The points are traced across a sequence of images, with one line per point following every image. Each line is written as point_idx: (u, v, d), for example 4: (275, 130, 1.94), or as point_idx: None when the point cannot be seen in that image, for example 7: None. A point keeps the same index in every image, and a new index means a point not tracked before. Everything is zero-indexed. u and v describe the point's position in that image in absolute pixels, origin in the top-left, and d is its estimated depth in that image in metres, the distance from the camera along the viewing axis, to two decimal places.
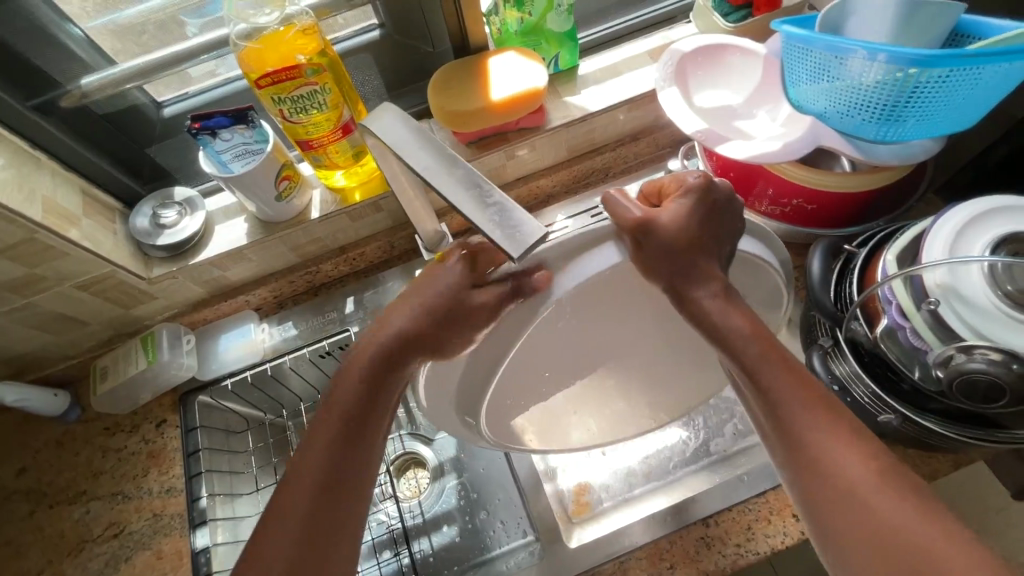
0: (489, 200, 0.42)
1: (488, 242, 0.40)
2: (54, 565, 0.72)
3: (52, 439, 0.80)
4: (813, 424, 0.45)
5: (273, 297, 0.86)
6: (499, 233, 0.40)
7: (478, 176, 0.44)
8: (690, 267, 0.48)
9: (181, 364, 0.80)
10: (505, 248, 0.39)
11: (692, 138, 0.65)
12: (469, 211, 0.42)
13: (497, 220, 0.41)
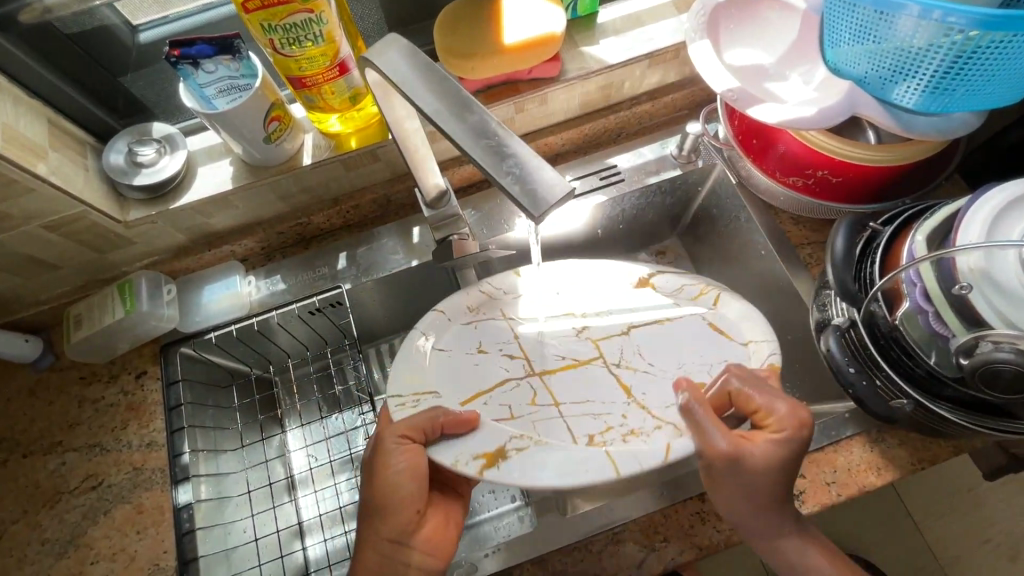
0: (506, 150, 0.39)
1: (504, 195, 0.37)
2: (30, 516, 0.70)
3: (25, 386, 0.77)
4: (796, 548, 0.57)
5: (260, 248, 0.81)
6: (514, 184, 0.37)
7: (491, 122, 0.40)
8: (762, 488, 0.54)
9: (162, 315, 0.75)
10: (525, 205, 0.36)
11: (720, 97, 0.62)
12: (483, 160, 0.38)
13: (514, 173, 0.37)
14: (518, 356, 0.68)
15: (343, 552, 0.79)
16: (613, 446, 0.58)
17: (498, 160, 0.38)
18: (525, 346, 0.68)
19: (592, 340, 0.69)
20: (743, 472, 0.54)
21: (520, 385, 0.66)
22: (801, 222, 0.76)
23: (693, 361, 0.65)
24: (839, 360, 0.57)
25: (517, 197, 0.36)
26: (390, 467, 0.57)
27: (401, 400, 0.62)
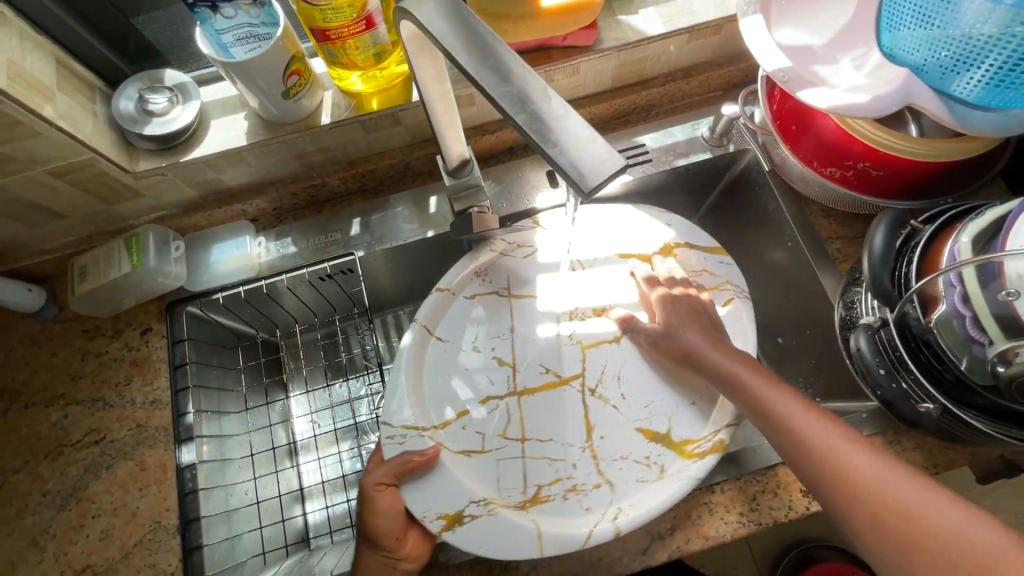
0: (557, 121, 0.36)
1: (552, 168, 0.34)
2: (31, 467, 0.69)
3: (27, 336, 0.75)
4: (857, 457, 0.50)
5: (271, 209, 0.79)
6: (566, 156, 0.34)
7: (541, 88, 0.37)
8: (754, 377, 0.59)
9: (169, 272, 0.73)
10: (576, 178, 0.33)
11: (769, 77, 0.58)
12: (532, 129, 0.35)
13: (564, 145, 0.35)
14: (503, 371, 0.72)
15: (343, 519, 0.80)
16: (553, 504, 0.63)
17: (549, 130, 0.35)
18: (516, 350, 0.73)
19: (580, 343, 0.73)
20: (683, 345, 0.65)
21: (497, 406, 0.70)
22: (833, 215, 0.73)
23: (658, 408, 0.69)
24: (868, 361, 0.56)
25: (567, 170, 0.33)
26: (375, 518, 0.59)
27: (393, 430, 0.64)
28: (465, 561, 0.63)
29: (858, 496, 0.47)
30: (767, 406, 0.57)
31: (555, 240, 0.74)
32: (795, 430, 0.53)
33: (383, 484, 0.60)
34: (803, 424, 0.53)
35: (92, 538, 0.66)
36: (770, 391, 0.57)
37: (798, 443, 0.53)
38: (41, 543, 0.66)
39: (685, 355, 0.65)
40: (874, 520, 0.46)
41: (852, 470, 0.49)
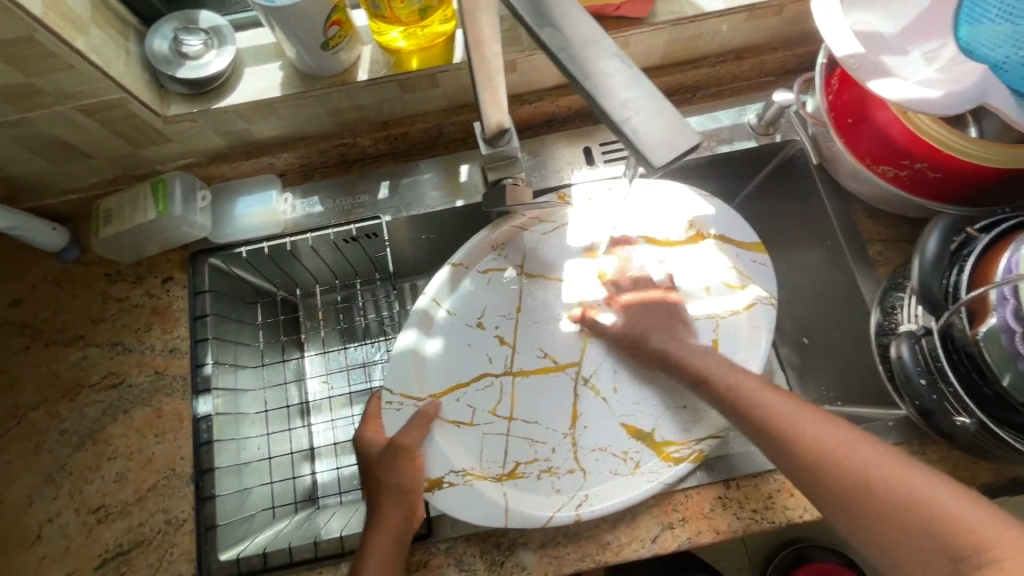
0: (627, 88, 0.31)
1: (616, 137, 0.30)
2: (49, 405, 0.70)
3: (49, 275, 0.75)
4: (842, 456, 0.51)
5: (299, 165, 0.77)
6: (634, 124, 0.30)
7: (612, 52, 0.33)
8: (738, 380, 0.60)
9: (193, 222, 0.72)
10: (643, 150, 0.30)
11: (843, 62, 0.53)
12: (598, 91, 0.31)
13: (634, 114, 0.31)
14: (505, 352, 0.70)
15: (353, 482, 0.80)
16: (528, 482, 0.63)
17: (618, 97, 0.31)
18: (519, 330, 0.71)
19: (582, 333, 0.71)
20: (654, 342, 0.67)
21: (492, 384, 0.68)
22: (877, 217, 0.71)
23: (649, 406, 0.68)
24: (909, 369, 0.55)
25: (633, 138, 0.29)
26: (383, 480, 0.61)
27: (391, 396, 0.65)
28: (474, 532, 0.63)
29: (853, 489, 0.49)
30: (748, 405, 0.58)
31: (588, 219, 0.72)
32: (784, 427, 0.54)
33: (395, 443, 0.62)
34: (793, 424, 0.54)
35: (107, 479, 0.67)
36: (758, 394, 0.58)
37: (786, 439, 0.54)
38: (57, 479, 0.67)
39: (656, 351, 0.67)
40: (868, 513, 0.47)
41: (843, 459, 0.50)
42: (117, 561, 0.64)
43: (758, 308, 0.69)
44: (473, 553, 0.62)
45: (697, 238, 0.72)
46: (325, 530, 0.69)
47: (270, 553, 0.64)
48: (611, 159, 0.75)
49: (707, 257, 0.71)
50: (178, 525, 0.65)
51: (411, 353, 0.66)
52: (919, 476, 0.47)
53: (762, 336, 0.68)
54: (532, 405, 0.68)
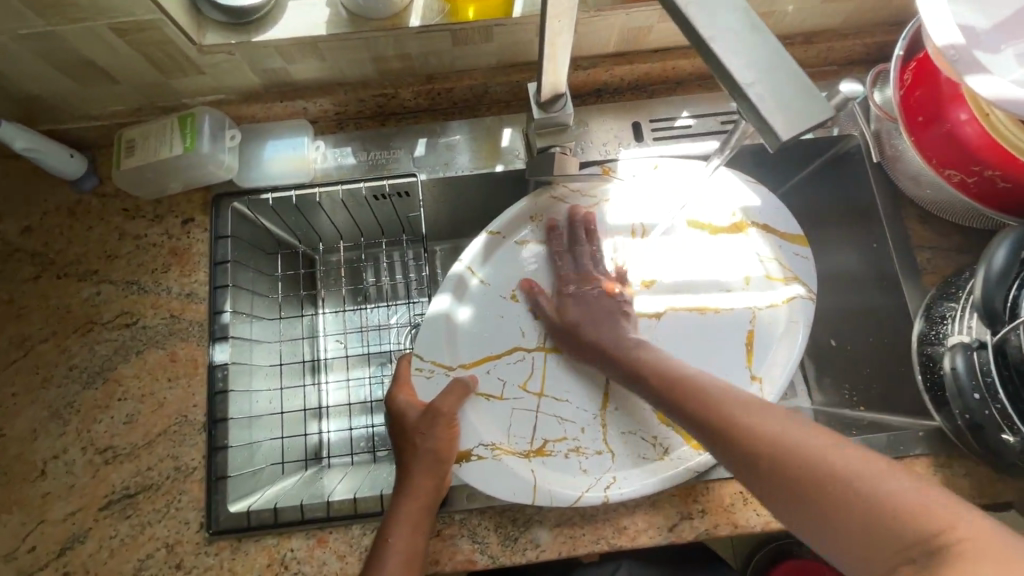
0: (753, 49, 0.28)
1: (736, 101, 0.27)
2: (59, 338, 0.67)
3: (64, 204, 0.71)
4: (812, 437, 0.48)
5: (334, 113, 0.73)
6: (759, 90, 0.27)
7: (741, 2, 0.29)
8: (704, 387, 0.56)
9: (221, 161, 0.69)
10: (768, 118, 0.27)
11: (942, 51, 0.48)
12: (723, 48, 0.28)
13: (760, 76, 0.28)
14: (538, 325, 0.68)
15: (363, 444, 0.78)
16: (555, 460, 0.63)
17: (743, 57, 0.28)
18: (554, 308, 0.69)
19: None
20: (597, 340, 0.65)
21: (524, 358, 0.67)
22: (929, 223, 0.69)
23: None
24: (962, 381, 0.55)
25: (759, 106, 0.27)
26: (418, 447, 0.59)
27: (421, 363, 0.64)
28: (490, 506, 0.62)
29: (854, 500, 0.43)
30: (718, 404, 0.54)
31: (630, 197, 0.70)
32: (765, 431, 0.49)
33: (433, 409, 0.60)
34: (770, 427, 0.49)
35: (116, 420, 0.65)
36: (730, 399, 0.54)
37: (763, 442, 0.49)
38: (64, 415, 0.65)
39: (600, 351, 0.65)
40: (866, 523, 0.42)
41: (806, 445, 0.47)
42: (123, 503, 0.63)
43: (797, 302, 0.67)
44: (487, 526, 0.62)
45: (741, 226, 0.69)
46: (334, 490, 0.68)
47: (280, 508, 0.63)
48: (660, 138, 0.72)
49: (752, 246, 0.69)
50: (188, 473, 0.64)
51: (443, 320, 0.65)
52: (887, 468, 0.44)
53: (799, 333, 0.66)
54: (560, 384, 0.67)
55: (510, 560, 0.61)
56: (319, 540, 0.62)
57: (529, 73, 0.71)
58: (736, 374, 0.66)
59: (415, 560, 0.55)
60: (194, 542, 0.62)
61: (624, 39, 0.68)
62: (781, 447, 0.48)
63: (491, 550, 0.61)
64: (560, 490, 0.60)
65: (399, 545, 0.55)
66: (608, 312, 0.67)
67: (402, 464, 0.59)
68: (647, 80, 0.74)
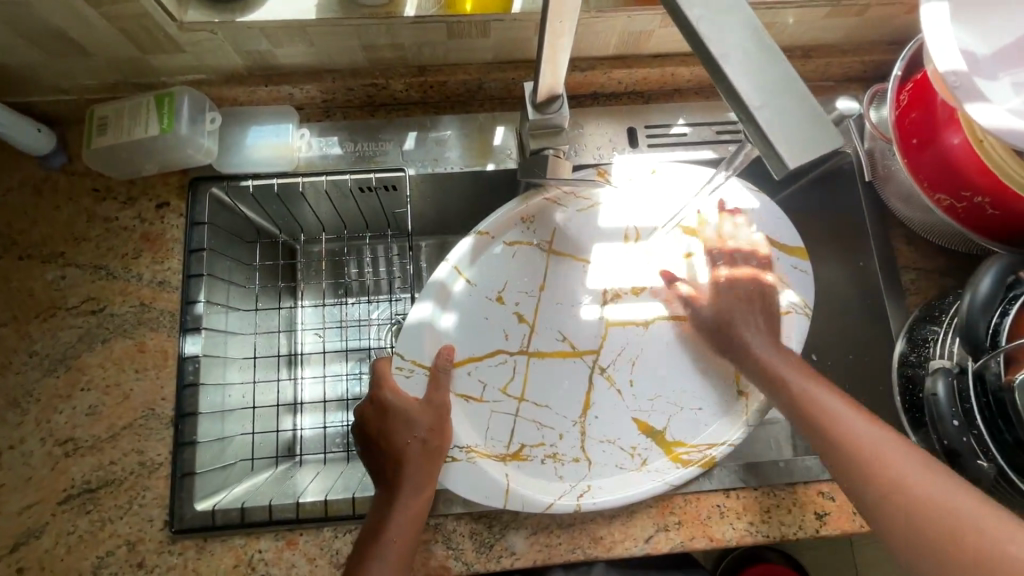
0: (763, 70, 0.26)
1: (743, 122, 0.26)
2: (20, 323, 0.64)
3: (29, 181, 0.68)
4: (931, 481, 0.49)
5: (321, 100, 0.70)
6: (768, 114, 0.26)
7: (750, 17, 0.27)
8: (793, 371, 0.60)
9: (200, 145, 0.66)
10: (775, 144, 0.25)
11: (944, 77, 0.47)
12: (728, 65, 0.26)
13: (769, 100, 0.26)
14: (523, 328, 0.67)
15: (337, 441, 0.77)
16: (531, 465, 0.62)
17: (751, 76, 0.26)
18: (540, 311, 0.68)
19: (604, 320, 0.68)
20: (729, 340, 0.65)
21: (507, 361, 0.66)
22: (916, 245, 0.70)
23: (663, 403, 0.66)
24: (942, 406, 0.55)
25: (766, 131, 0.25)
26: (399, 448, 0.58)
27: (402, 361, 0.62)
28: (466, 512, 0.61)
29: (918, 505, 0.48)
30: (852, 437, 0.54)
31: (622, 203, 0.69)
32: (842, 424, 0.55)
33: (432, 403, 0.60)
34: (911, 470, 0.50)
35: (78, 411, 0.62)
36: (811, 387, 0.59)
37: (843, 435, 0.54)
38: (22, 404, 0.62)
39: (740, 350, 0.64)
40: (925, 533, 0.48)
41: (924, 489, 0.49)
42: (83, 498, 0.60)
43: (793, 318, 0.67)
44: (462, 532, 0.61)
45: (739, 235, 0.69)
46: (306, 489, 0.66)
47: (249, 508, 0.61)
48: (655, 145, 0.71)
49: (745, 256, 0.69)
50: (153, 469, 0.61)
51: (427, 318, 0.63)
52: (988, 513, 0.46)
53: (792, 348, 0.66)
54: (543, 389, 0.66)
55: (483, 568, 0.60)
56: (289, 541, 0.60)
57: (526, 71, 0.69)
58: (721, 385, 0.66)
59: (407, 557, 0.55)
60: (157, 541, 0.59)
61: (624, 42, 0.67)
62: (886, 463, 0.51)
63: (465, 556, 0.60)
64: (532, 496, 0.59)
65: (395, 543, 0.54)
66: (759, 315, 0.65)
67: (383, 464, 0.59)
68: (644, 85, 0.72)
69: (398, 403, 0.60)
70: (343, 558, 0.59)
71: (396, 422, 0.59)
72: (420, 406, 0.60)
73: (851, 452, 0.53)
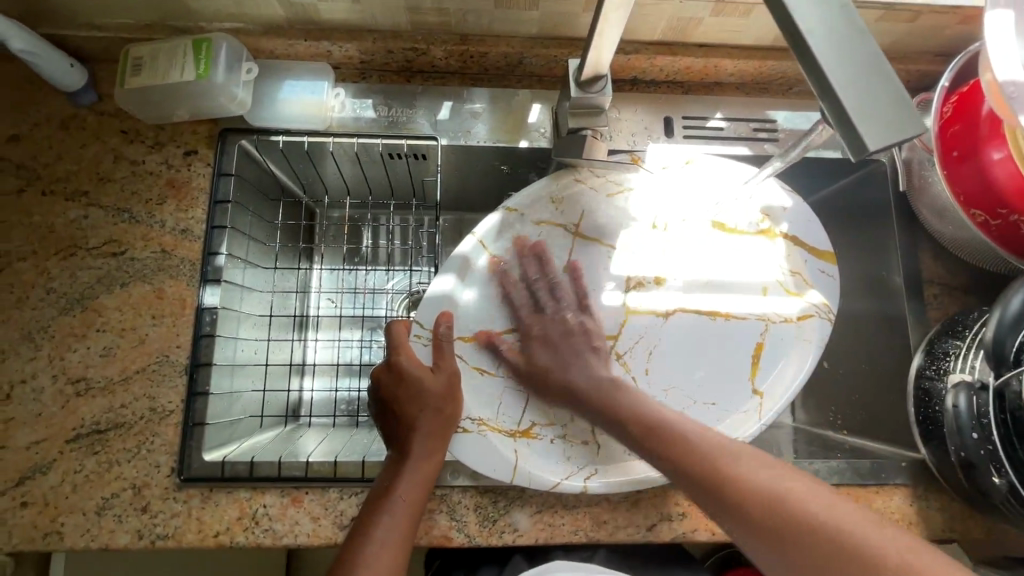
0: (852, 51, 0.26)
1: (822, 93, 0.26)
2: (38, 259, 0.63)
3: (56, 117, 0.67)
4: (776, 475, 0.48)
5: (359, 62, 0.69)
6: (849, 89, 0.25)
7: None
8: (632, 396, 0.59)
9: (234, 94, 0.65)
10: (854, 120, 0.25)
11: (1001, 86, 0.47)
12: (815, 44, 0.26)
13: (854, 80, 0.26)
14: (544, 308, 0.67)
15: (345, 407, 0.77)
16: (540, 443, 0.63)
17: (837, 55, 0.26)
18: (561, 293, 0.68)
19: (626, 307, 0.68)
20: (564, 381, 0.63)
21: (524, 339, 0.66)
22: (942, 259, 0.70)
23: (676, 396, 0.66)
24: (962, 420, 0.55)
25: (847, 104, 0.25)
26: (410, 419, 0.58)
27: (420, 329, 0.62)
28: (473, 485, 0.61)
29: (772, 508, 0.46)
30: (698, 442, 0.52)
31: (651, 192, 0.68)
32: (684, 439, 0.53)
33: (441, 369, 0.60)
34: (752, 467, 0.49)
35: (92, 352, 0.62)
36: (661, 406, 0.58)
37: (696, 454, 0.51)
38: (36, 340, 0.62)
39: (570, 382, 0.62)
40: (777, 531, 0.45)
41: (774, 485, 0.47)
42: (91, 439, 0.60)
43: (814, 321, 0.67)
44: (467, 504, 0.61)
45: (768, 234, 0.69)
46: (312, 450, 0.66)
47: (258, 463, 0.61)
48: (690, 136, 0.71)
49: (773, 255, 0.69)
50: (163, 416, 0.61)
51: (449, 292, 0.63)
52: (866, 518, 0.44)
53: (812, 351, 0.66)
54: None
55: (485, 541, 0.60)
56: (293, 499, 0.60)
57: (568, 49, 0.68)
58: (738, 384, 0.66)
59: (413, 516, 0.54)
60: (163, 487, 0.59)
61: (672, 29, 0.66)
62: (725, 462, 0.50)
63: (468, 529, 0.60)
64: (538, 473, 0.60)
65: (402, 502, 0.54)
66: (569, 343, 0.65)
67: (396, 433, 0.59)
68: (685, 75, 0.72)
69: (410, 373, 0.59)
70: (347, 519, 0.60)
71: (408, 392, 0.59)
72: (434, 378, 0.60)
73: (693, 455, 0.51)
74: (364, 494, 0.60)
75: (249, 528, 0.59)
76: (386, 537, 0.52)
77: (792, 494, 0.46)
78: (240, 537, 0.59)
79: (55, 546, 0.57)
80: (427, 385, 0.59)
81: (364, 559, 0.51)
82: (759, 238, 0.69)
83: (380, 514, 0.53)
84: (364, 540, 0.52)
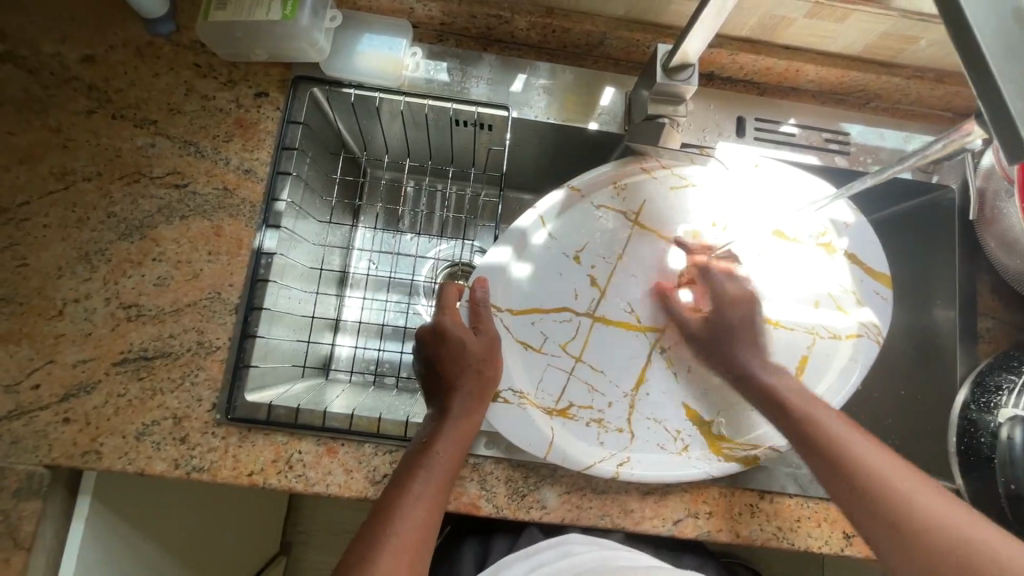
0: (1023, 49, 0.26)
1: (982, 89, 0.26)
2: (101, 182, 0.63)
3: (133, 43, 0.67)
4: (889, 468, 0.51)
5: (438, 23, 0.69)
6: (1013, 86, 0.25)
7: None
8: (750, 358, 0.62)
9: (314, 40, 0.65)
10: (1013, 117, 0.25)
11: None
12: (983, 40, 0.26)
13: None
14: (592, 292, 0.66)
15: (380, 367, 0.78)
16: (576, 424, 0.62)
17: (1008, 54, 0.26)
18: (614, 278, 0.67)
19: (676, 303, 0.68)
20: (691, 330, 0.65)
21: (571, 320, 0.65)
22: (998, 293, 0.69)
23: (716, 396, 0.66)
24: (1015, 452, 0.54)
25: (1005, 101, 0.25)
26: (454, 381, 0.58)
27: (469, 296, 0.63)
28: (507, 458, 0.61)
29: (873, 500, 0.50)
30: (822, 431, 0.55)
31: (716, 189, 0.67)
32: (802, 426, 0.56)
33: (482, 334, 0.61)
34: (878, 460, 0.52)
35: (146, 280, 0.62)
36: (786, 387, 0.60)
37: (814, 444, 0.55)
38: (93, 261, 0.62)
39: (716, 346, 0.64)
40: (889, 528, 0.48)
41: (889, 484, 0.50)
42: (138, 364, 0.61)
43: (861, 342, 0.67)
44: (498, 476, 0.61)
45: (828, 249, 0.69)
46: (349, 405, 0.66)
47: (302, 409, 0.62)
48: (761, 138, 0.70)
49: (829, 270, 0.68)
50: (210, 351, 0.62)
51: (500, 269, 0.63)
52: (964, 515, 0.47)
53: (855, 371, 0.66)
54: (600, 353, 0.65)
55: (512, 514, 0.60)
56: (328, 449, 0.61)
57: (651, 35, 0.67)
58: None
59: (450, 475, 0.55)
60: (203, 421, 0.60)
61: (762, 26, 0.64)
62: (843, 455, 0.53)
63: (497, 500, 0.60)
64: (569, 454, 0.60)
65: (440, 460, 0.54)
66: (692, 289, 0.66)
67: (437, 395, 0.59)
68: (763, 76, 0.71)
69: (454, 331, 0.59)
70: (379, 476, 0.60)
71: (450, 354, 0.59)
72: (476, 342, 0.60)
73: (821, 450, 0.54)
74: (398, 452, 0.61)
75: (282, 472, 0.59)
76: (423, 495, 0.52)
77: (916, 497, 0.49)
78: (273, 479, 0.59)
79: (92, 465, 0.58)
80: (468, 351, 0.59)
81: (401, 513, 0.51)
82: (818, 251, 0.69)
83: (419, 473, 0.53)
84: (402, 492, 0.52)
